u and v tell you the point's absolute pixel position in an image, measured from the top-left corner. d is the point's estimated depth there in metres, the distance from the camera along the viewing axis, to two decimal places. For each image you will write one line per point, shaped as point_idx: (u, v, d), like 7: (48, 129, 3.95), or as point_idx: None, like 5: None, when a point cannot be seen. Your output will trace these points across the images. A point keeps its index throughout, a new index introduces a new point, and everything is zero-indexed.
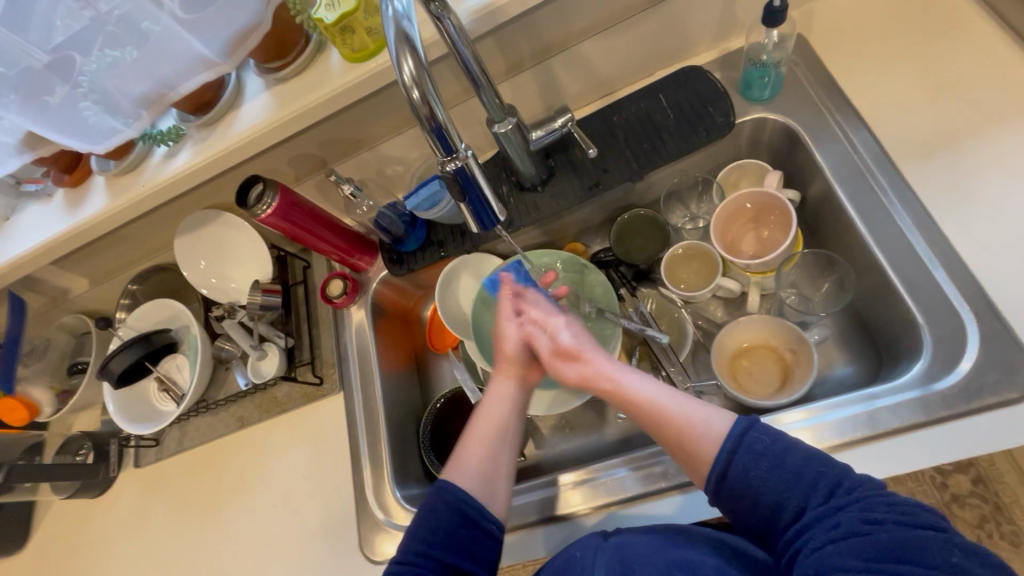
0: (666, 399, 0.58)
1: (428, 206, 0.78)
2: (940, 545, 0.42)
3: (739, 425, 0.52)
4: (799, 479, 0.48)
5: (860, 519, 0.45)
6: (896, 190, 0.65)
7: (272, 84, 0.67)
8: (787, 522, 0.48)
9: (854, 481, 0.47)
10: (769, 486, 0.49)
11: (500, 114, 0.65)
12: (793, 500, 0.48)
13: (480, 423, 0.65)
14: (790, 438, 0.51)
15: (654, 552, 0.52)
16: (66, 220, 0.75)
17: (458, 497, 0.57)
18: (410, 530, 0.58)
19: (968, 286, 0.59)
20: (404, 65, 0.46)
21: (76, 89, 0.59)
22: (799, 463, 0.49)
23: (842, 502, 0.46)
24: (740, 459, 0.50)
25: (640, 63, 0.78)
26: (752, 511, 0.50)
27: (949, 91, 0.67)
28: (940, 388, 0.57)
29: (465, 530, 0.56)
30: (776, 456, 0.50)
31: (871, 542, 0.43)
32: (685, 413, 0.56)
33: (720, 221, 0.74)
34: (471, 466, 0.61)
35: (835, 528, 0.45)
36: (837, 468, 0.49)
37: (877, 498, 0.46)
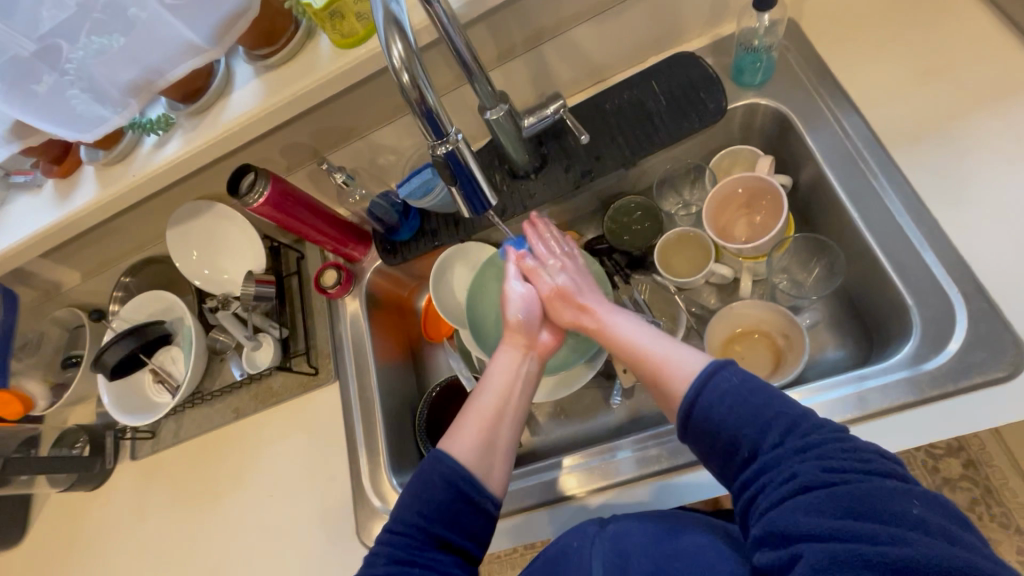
0: (650, 341, 0.61)
1: (421, 194, 0.78)
2: (898, 494, 0.41)
3: (711, 363, 0.53)
4: (758, 418, 0.48)
5: (815, 467, 0.44)
6: (886, 173, 0.65)
7: (262, 72, 0.66)
8: (741, 465, 0.49)
9: (811, 425, 0.47)
10: (732, 423, 0.49)
11: (492, 100, 0.64)
12: (752, 440, 0.48)
13: (479, 395, 0.65)
14: (752, 377, 0.51)
15: (650, 535, 0.53)
16: (56, 211, 0.74)
17: (454, 471, 0.57)
18: (403, 499, 0.57)
19: (957, 268, 0.60)
20: (394, 49, 0.45)
21: (63, 77, 0.59)
22: (760, 402, 0.49)
23: (797, 446, 0.46)
24: (708, 395, 0.51)
25: (632, 49, 0.78)
26: (712, 447, 0.51)
27: (939, 75, 0.67)
28: (928, 368, 0.58)
29: (460, 504, 0.56)
30: (741, 395, 0.50)
31: (828, 493, 0.42)
32: (664, 354, 0.59)
33: (710, 208, 0.75)
34: (468, 434, 0.61)
35: (791, 478, 0.45)
36: (798, 409, 0.49)
37: (834, 444, 0.45)
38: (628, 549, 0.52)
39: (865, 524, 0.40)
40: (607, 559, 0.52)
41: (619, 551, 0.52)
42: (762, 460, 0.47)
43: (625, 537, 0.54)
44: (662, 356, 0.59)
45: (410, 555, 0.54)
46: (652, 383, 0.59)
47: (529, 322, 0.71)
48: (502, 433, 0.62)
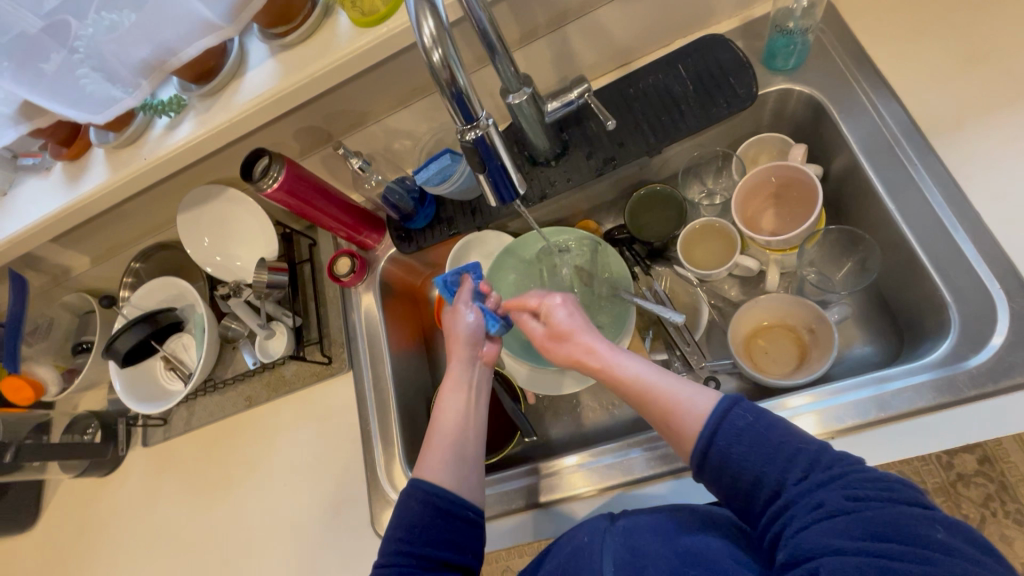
0: (655, 377, 0.56)
1: (439, 180, 0.75)
2: (924, 519, 0.41)
3: (724, 401, 0.50)
4: (777, 456, 0.47)
5: (837, 493, 0.43)
6: (925, 163, 0.63)
7: (277, 52, 0.64)
8: (761, 502, 0.47)
9: (833, 457, 0.46)
10: (754, 461, 0.47)
11: (516, 83, 0.62)
12: (773, 477, 0.46)
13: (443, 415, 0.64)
14: (768, 413, 0.49)
15: (661, 533, 0.52)
16: (65, 195, 0.73)
17: (429, 492, 0.57)
18: (388, 530, 0.57)
19: (999, 264, 0.57)
20: (424, 27, 0.43)
21: (73, 55, 0.56)
22: (778, 438, 0.47)
23: (822, 479, 0.44)
24: (723, 436, 0.48)
25: (659, 30, 0.75)
26: (731, 489, 0.48)
27: (983, 61, 0.64)
28: (968, 367, 0.56)
29: (440, 520, 0.56)
30: (759, 432, 0.48)
31: (856, 520, 0.41)
32: (669, 390, 0.54)
33: (740, 196, 0.72)
34: (436, 458, 0.60)
35: (818, 508, 0.43)
36: (816, 443, 0.47)
37: (858, 475, 0.44)
38: (641, 549, 0.50)
39: (893, 546, 0.39)
40: (620, 558, 0.51)
41: (633, 551, 0.51)
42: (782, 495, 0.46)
43: (637, 535, 0.52)
44: (667, 396, 0.53)
45: None
46: (659, 426, 0.55)
47: (473, 335, 0.68)
48: (471, 449, 0.62)
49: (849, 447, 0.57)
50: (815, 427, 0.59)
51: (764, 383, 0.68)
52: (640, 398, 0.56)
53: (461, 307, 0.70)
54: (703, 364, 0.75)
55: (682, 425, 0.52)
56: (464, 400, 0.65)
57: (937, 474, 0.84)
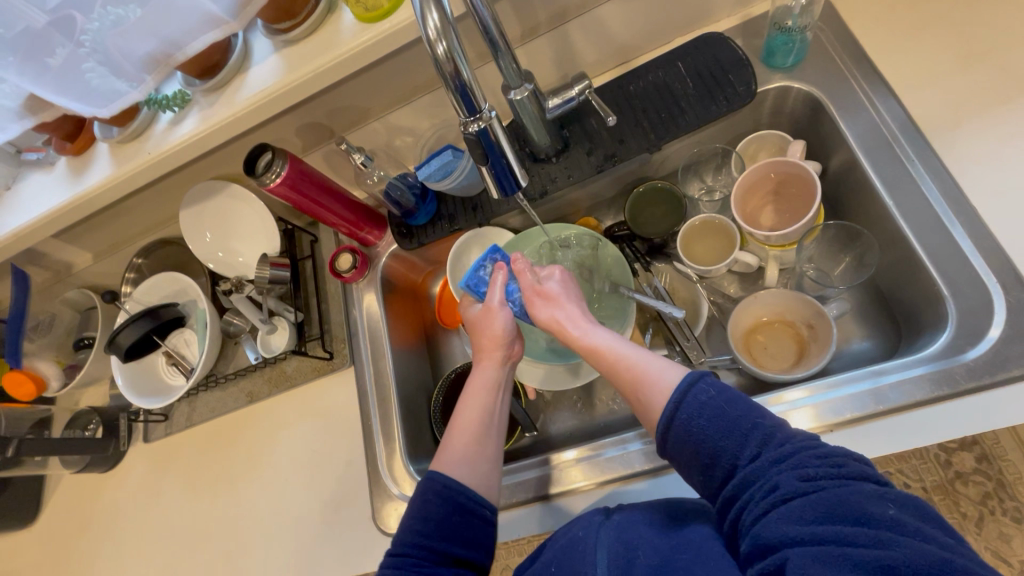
0: (623, 348, 0.59)
1: (440, 176, 0.76)
2: (873, 497, 0.41)
3: (690, 375, 0.51)
4: (735, 431, 0.47)
5: (789, 471, 0.44)
6: (923, 159, 0.63)
7: (281, 47, 0.64)
8: (723, 483, 0.48)
9: (787, 435, 0.46)
10: (712, 436, 0.48)
11: (517, 80, 0.62)
12: (730, 454, 0.47)
13: (463, 411, 0.64)
14: (729, 388, 0.50)
15: (655, 527, 0.52)
16: (69, 189, 0.73)
17: (449, 486, 0.57)
18: (403, 522, 0.57)
19: (996, 258, 0.58)
20: (429, 20, 0.44)
21: (79, 49, 0.57)
22: (737, 413, 0.48)
23: (775, 457, 0.45)
24: (686, 408, 0.50)
25: (659, 28, 0.75)
26: (697, 471, 0.49)
27: (980, 59, 0.65)
28: (966, 359, 0.56)
29: (458, 516, 0.56)
30: (718, 406, 0.49)
31: (808, 500, 0.42)
32: (640, 364, 0.56)
33: (739, 192, 0.72)
34: (460, 451, 0.61)
35: (772, 489, 0.44)
36: (772, 420, 0.48)
37: (808, 452, 0.45)
38: (634, 541, 0.51)
39: (843, 526, 0.40)
40: (612, 551, 0.51)
41: (625, 544, 0.51)
42: (740, 476, 0.47)
43: (631, 529, 0.52)
44: (638, 368, 0.56)
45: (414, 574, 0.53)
46: (626, 397, 0.57)
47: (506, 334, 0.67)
48: (491, 444, 0.63)
49: (845, 440, 0.58)
50: (810, 420, 0.59)
51: (762, 377, 0.69)
52: (612, 369, 0.59)
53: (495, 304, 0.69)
54: (703, 359, 0.75)
55: (649, 398, 0.54)
56: (488, 398, 0.65)
57: (934, 470, 0.84)
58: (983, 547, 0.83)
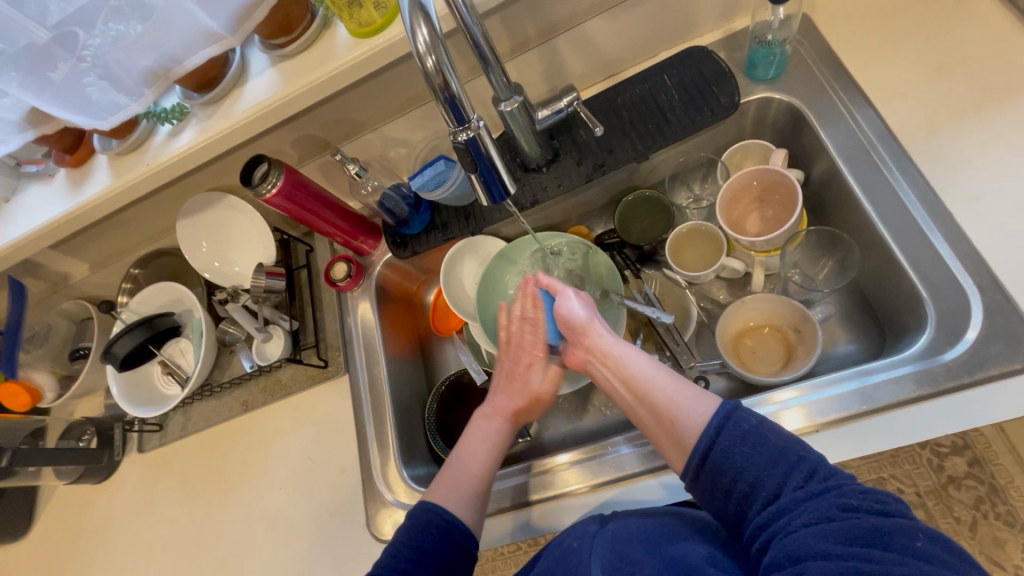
0: (660, 377, 0.59)
1: (433, 185, 0.78)
2: (907, 528, 0.42)
3: (727, 403, 0.52)
4: (780, 460, 0.48)
5: (829, 499, 0.44)
6: (900, 166, 0.65)
7: (277, 61, 0.66)
8: (757, 508, 0.47)
9: (829, 469, 0.47)
10: (752, 465, 0.48)
11: (506, 92, 0.64)
12: (772, 483, 0.47)
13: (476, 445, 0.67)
14: (774, 422, 0.51)
15: (648, 543, 0.52)
16: (68, 201, 0.74)
17: (449, 523, 0.58)
18: (394, 541, 0.58)
19: (972, 261, 0.60)
20: (418, 34, 0.45)
21: (80, 64, 0.58)
22: (782, 446, 0.49)
23: (818, 488, 0.45)
24: (727, 435, 0.50)
25: (645, 42, 0.78)
26: (726, 495, 0.49)
27: (952, 69, 0.67)
28: (944, 359, 0.58)
29: (450, 554, 0.57)
30: (760, 435, 0.49)
31: (843, 526, 0.42)
32: (675, 393, 0.56)
33: (724, 200, 0.74)
34: (465, 490, 0.62)
35: (810, 514, 0.44)
36: (815, 455, 0.48)
37: (851, 486, 0.45)
38: (628, 555, 0.51)
39: (875, 552, 0.40)
40: (607, 559, 0.51)
41: (619, 556, 0.51)
42: (776, 502, 0.47)
43: (624, 540, 0.53)
44: (672, 395, 0.56)
45: None
46: (654, 421, 0.57)
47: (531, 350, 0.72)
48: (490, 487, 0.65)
49: (835, 439, 0.59)
50: (800, 420, 0.60)
51: (750, 380, 0.70)
52: (643, 386, 0.59)
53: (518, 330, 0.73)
54: (693, 363, 0.77)
55: (682, 424, 0.54)
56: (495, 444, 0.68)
57: (927, 474, 0.85)
58: (977, 551, 0.83)
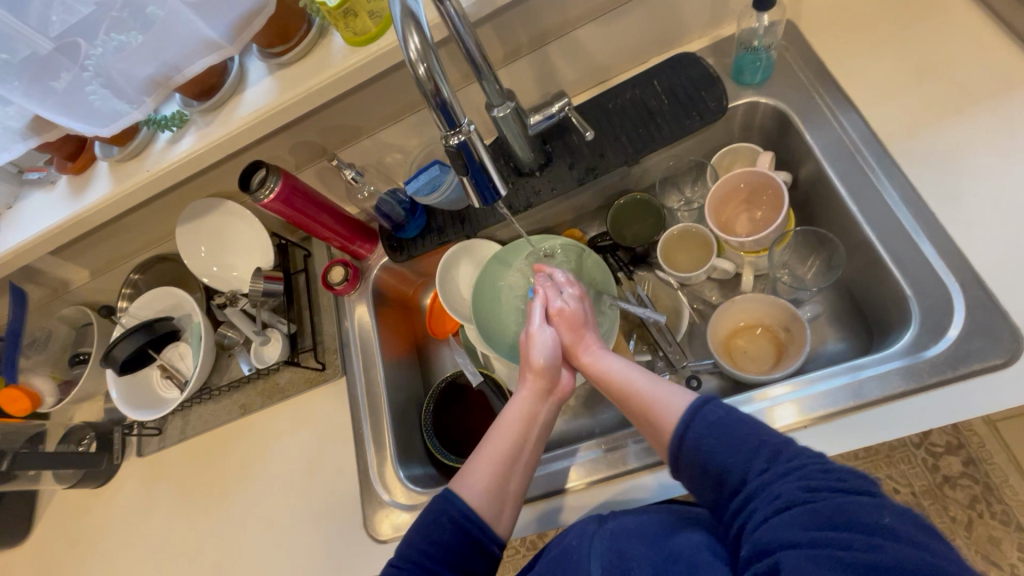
0: (637, 377, 0.64)
1: (428, 190, 0.79)
2: (871, 504, 0.42)
3: (699, 398, 0.55)
4: (743, 447, 0.50)
5: (789, 481, 0.46)
6: (884, 168, 0.67)
7: (275, 69, 0.68)
8: (730, 493, 0.50)
9: (791, 450, 0.48)
10: (721, 453, 0.51)
11: (499, 98, 0.65)
12: (739, 470, 0.49)
13: (498, 429, 0.66)
14: (735, 409, 0.54)
15: (646, 538, 0.53)
16: (69, 207, 0.75)
17: (464, 513, 0.58)
18: (409, 535, 0.58)
19: (954, 259, 0.61)
20: (410, 43, 0.47)
21: (83, 72, 0.60)
22: (745, 431, 0.51)
23: (782, 471, 0.47)
24: (695, 428, 0.53)
25: (635, 49, 0.80)
26: (705, 482, 0.52)
27: (934, 74, 0.69)
28: (928, 356, 0.59)
29: (464, 546, 0.56)
30: (726, 424, 0.52)
31: (807, 509, 0.43)
32: (653, 394, 0.60)
33: (714, 201, 0.76)
34: (483, 480, 0.61)
35: (776, 499, 0.45)
36: (778, 437, 0.50)
37: (814, 466, 0.46)
38: (626, 551, 0.52)
39: (838, 532, 0.41)
40: (607, 560, 0.52)
41: (618, 552, 0.52)
42: (745, 488, 0.48)
43: (624, 538, 0.54)
44: (651, 395, 0.60)
45: None
46: (640, 420, 0.61)
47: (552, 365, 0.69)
48: (513, 479, 0.62)
49: (826, 434, 0.60)
50: (795, 414, 0.62)
51: (742, 378, 0.71)
52: (625, 391, 0.64)
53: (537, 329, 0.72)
54: (685, 363, 0.78)
55: (660, 420, 0.58)
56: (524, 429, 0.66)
57: (921, 474, 0.85)
58: (972, 550, 0.84)
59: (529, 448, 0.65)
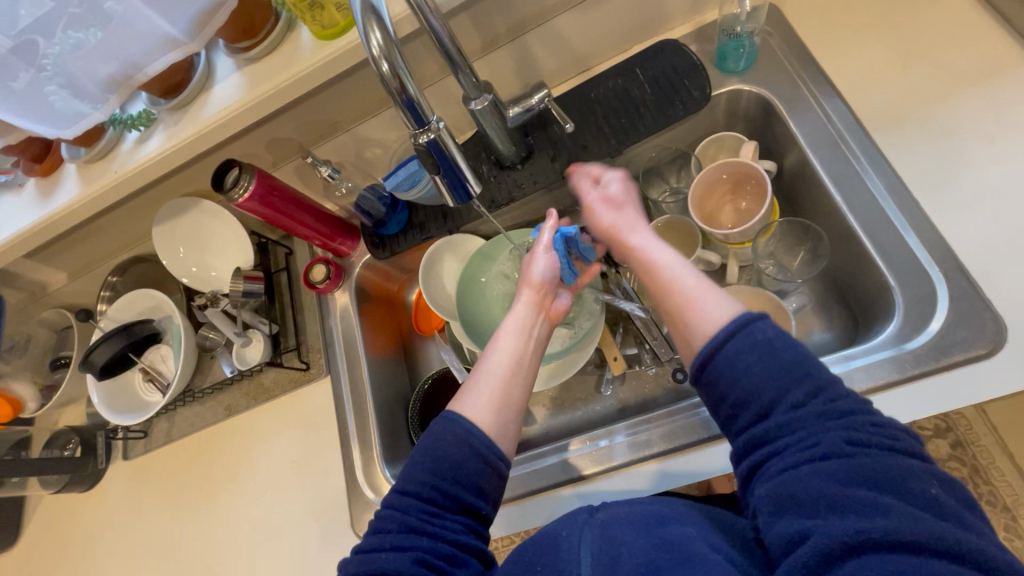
0: (679, 272, 0.54)
1: (408, 185, 0.77)
2: (921, 473, 0.39)
3: (745, 314, 0.46)
4: (786, 373, 0.43)
5: (835, 422, 0.41)
6: (868, 156, 0.66)
7: (242, 65, 0.66)
8: (748, 424, 0.44)
9: (836, 389, 0.43)
10: (756, 376, 0.44)
11: (476, 90, 0.64)
12: (773, 394, 0.43)
13: (497, 350, 0.61)
14: (791, 337, 0.45)
15: (637, 526, 0.51)
16: (38, 210, 0.74)
17: (468, 430, 0.53)
18: (411, 461, 0.54)
19: (937, 248, 0.60)
20: (372, 39, 0.45)
21: (41, 72, 0.58)
22: (791, 358, 0.44)
23: (822, 410, 0.42)
24: (736, 342, 0.45)
25: (616, 37, 0.78)
26: (722, 401, 0.46)
27: (919, 58, 0.67)
28: (911, 347, 0.59)
29: (472, 463, 0.52)
30: (773, 347, 0.44)
31: (850, 464, 0.39)
32: (692, 292, 0.52)
33: (696, 193, 0.75)
34: (485, 399, 0.57)
35: (813, 446, 0.40)
36: (828, 373, 0.44)
37: (862, 419, 0.41)
38: (618, 540, 0.49)
39: (879, 496, 0.37)
40: (598, 551, 0.49)
41: (609, 546, 0.49)
42: (773, 416, 0.43)
43: (614, 528, 0.51)
44: (688, 294, 0.52)
45: (421, 521, 0.50)
46: (671, 320, 0.53)
47: (549, 285, 0.67)
48: (517, 392, 0.59)
49: None
50: None
51: None
52: (662, 287, 0.55)
53: (540, 247, 0.68)
54: (672, 354, 0.77)
55: (688, 326, 0.50)
56: (523, 343, 0.62)
57: None
58: None
59: (528, 360, 0.61)
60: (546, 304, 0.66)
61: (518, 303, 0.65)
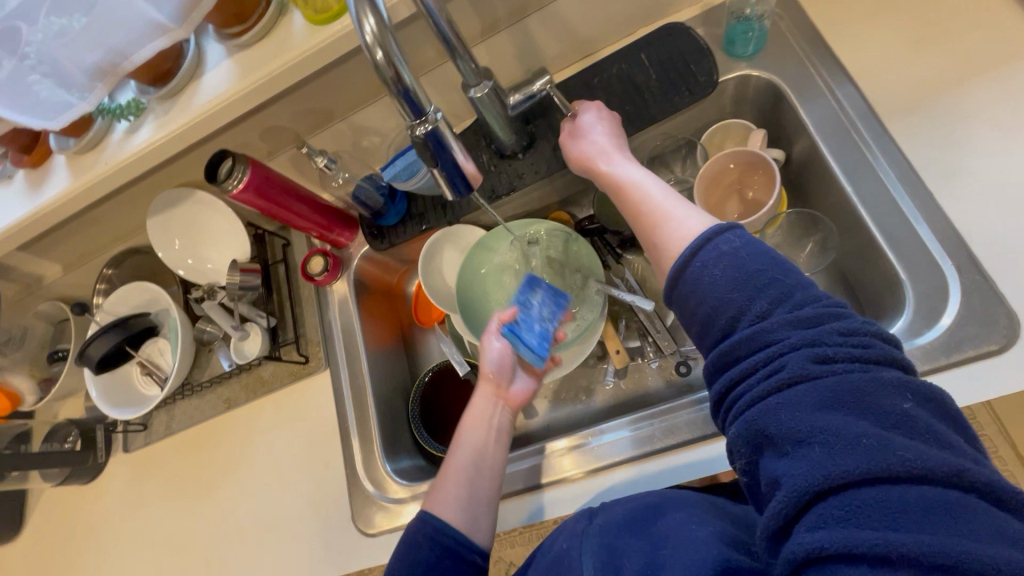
0: (655, 191, 0.57)
1: (406, 176, 0.75)
2: (896, 388, 0.35)
3: (718, 224, 0.45)
4: (750, 283, 0.41)
5: (802, 335, 0.38)
6: (880, 145, 0.64)
7: (233, 52, 0.63)
8: (718, 338, 0.43)
9: (805, 295, 0.40)
10: (721, 290, 0.42)
11: (475, 77, 0.61)
12: (738, 308, 0.41)
13: (462, 446, 0.66)
14: (759, 244, 0.43)
15: (634, 528, 0.50)
16: (27, 203, 0.72)
17: (442, 529, 0.57)
18: (392, 561, 0.57)
19: (950, 240, 0.59)
20: (365, 25, 0.44)
21: (23, 61, 0.55)
22: (756, 267, 0.42)
23: (788, 320, 0.39)
24: (702, 256, 0.44)
25: (621, 21, 0.75)
26: (692, 318, 0.45)
27: (935, 41, 0.65)
28: (921, 343, 0.57)
29: (449, 561, 0.56)
30: (738, 259, 0.43)
31: (817, 386, 0.36)
32: (665, 208, 0.54)
33: (703, 182, 0.72)
34: (455, 494, 0.60)
35: (778, 370, 0.38)
36: (797, 278, 0.41)
37: (830, 329, 0.38)
38: (619, 548, 0.49)
39: (848, 418, 0.34)
40: (599, 559, 0.49)
41: (610, 550, 0.49)
42: (741, 328, 0.41)
43: (612, 534, 0.51)
44: (664, 211, 0.54)
45: None
46: (646, 238, 0.55)
47: (501, 373, 0.71)
48: (485, 483, 0.63)
49: None
50: None
51: None
52: (636, 206, 0.57)
53: (489, 335, 0.73)
54: (674, 348, 0.76)
55: (664, 237, 0.52)
56: (484, 434, 0.67)
57: None
58: None
59: (492, 449, 0.66)
60: (501, 390, 0.71)
61: (476, 399, 0.70)
